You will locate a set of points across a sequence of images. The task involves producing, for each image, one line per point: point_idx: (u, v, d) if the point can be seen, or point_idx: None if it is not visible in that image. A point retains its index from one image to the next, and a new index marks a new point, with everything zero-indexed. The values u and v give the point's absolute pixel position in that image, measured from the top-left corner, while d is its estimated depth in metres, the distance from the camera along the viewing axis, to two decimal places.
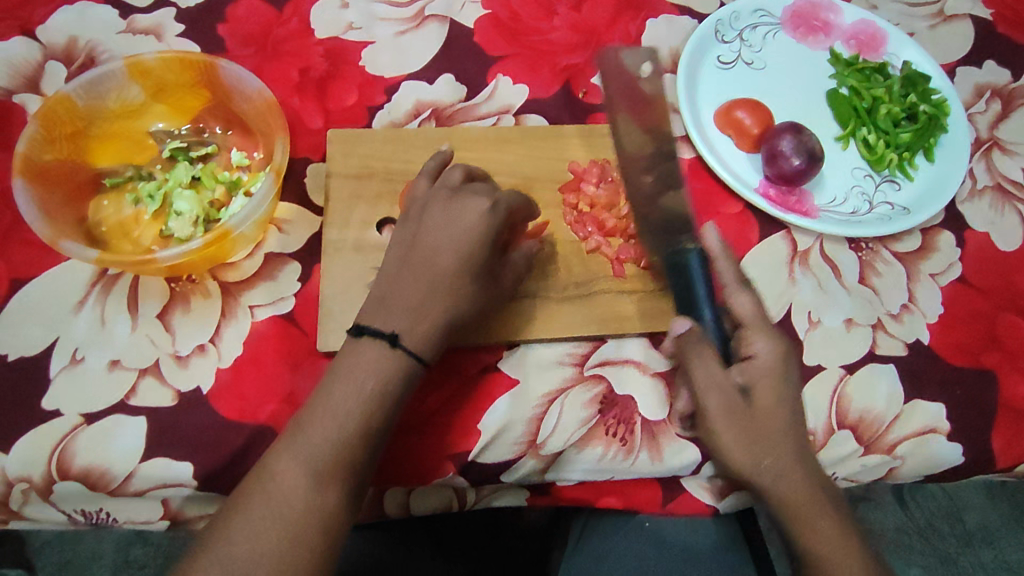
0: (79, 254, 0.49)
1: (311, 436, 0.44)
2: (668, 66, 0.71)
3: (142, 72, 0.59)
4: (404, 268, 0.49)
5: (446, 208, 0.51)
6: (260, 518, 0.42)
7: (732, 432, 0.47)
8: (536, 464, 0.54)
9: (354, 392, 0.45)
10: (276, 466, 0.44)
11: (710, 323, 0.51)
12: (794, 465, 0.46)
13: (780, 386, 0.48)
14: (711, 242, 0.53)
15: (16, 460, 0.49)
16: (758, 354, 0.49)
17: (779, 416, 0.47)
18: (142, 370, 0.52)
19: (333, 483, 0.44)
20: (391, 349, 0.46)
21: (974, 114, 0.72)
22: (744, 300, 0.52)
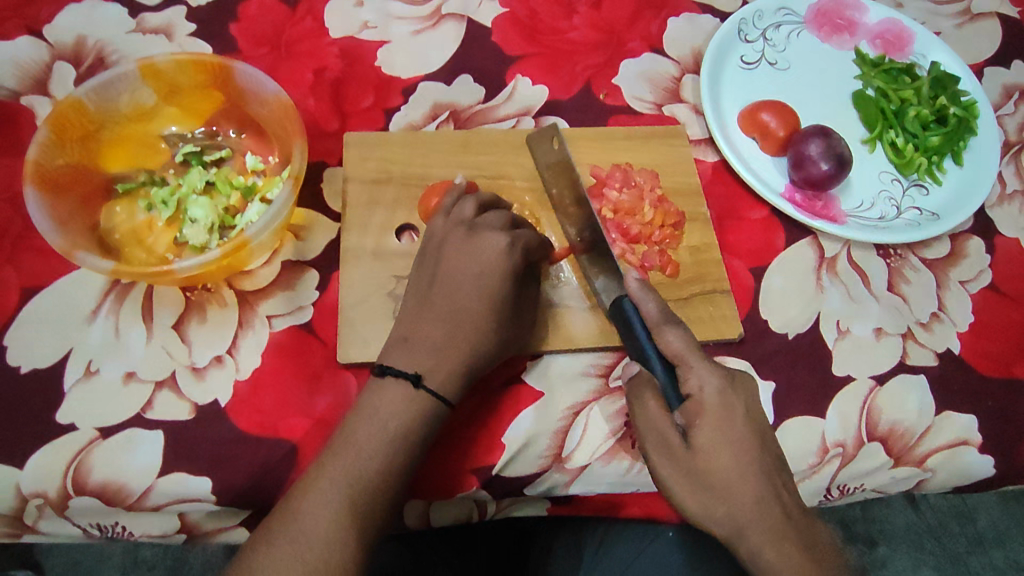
0: (93, 265, 0.48)
1: (334, 474, 0.44)
2: (690, 66, 0.70)
3: (154, 74, 0.57)
4: (424, 308, 0.50)
5: (465, 247, 0.52)
6: (283, 559, 0.41)
7: (677, 478, 0.44)
8: (561, 478, 0.53)
9: (378, 433, 0.46)
10: (298, 504, 0.43)
11: (661, 370, 0.48)
12: (752, 512, 0.42)
13: (722, 424, 0.43)
14: (632, 286, 0.49)
15: (31, 476, 0.48)
16: (696, 392, 0.45)
17: (720, 458, 0.43)
18: (158, 382, 0.51)
19: (356, 519, 0.43)
20: (413, 389, 0.47)
21: (1002, 116, 0.70)
22: (671, 337, 0.47)
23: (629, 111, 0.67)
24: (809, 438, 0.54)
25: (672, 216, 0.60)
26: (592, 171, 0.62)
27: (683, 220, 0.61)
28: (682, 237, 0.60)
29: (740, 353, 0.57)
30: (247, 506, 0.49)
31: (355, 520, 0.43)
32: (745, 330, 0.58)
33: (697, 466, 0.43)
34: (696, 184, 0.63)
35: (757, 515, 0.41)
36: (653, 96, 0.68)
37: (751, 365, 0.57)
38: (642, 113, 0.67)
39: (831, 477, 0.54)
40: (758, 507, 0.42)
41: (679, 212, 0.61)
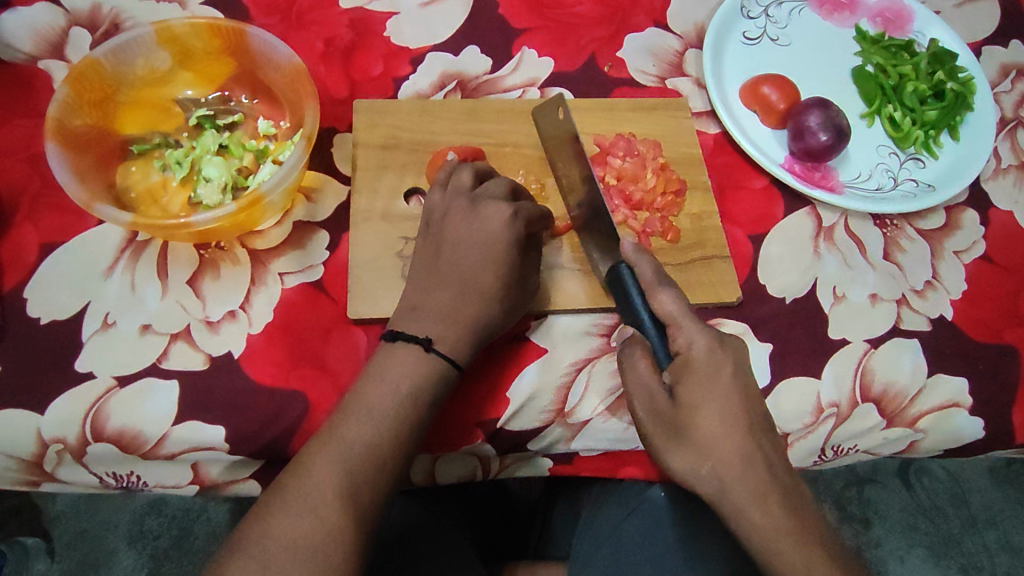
0: (113, 218, 0.49)
1: (348, 434, 0.45)
2: (693, 41, 0.71)
3: (170, 38, 0.58)
4: (430, 279, 0.52)
5: (468, 217, 0.53)
6: (298, 514, 0.42)
7: (664, 433, 0.46)
8: (564, 432, 0.55)
9: (389, 393, 0.47)
10: (310, 462, 0.44)
11: (653, 332, 0.50)
12: (732, 461, 0.43)
13: (709, 384, 0.45)
14: (626, 249, 0.51)
15: (51, 422, 0.49)
16: (684, 349, 0.47)
17: (704, 414, 0.44)
18: (173, 334, 0.52)
19: (369, 476, 0.44)
20: (424, 352, 0.48)
21: (999, 93, 0.71)
22: (664, 297, 0.49)
23: (632, 84, 0.68)
24: (805, 399, 0.56)
25: (674, 183, 0.62)
26: (596, 140, 0.63)
27: (685, 188, 0.62)
28: (684, 204, 0.62)
29: (738, 316, 0.59)
30: (260, 455, 0.51)
31: (368, 478, 0.44)
32: (743, 295, 0.60)
33: (682, 422, 0.45)
34: (697, 154, 0.64)
35: (740, 471, 0.43)
36: (657, 69, 0.69)
37: (749, 328, 0.58)
38: (645, 86, 0.68)
39: (825, 436, 0.56)
40: (745, 466, 0.43)
41: (681, 180, 0.62)
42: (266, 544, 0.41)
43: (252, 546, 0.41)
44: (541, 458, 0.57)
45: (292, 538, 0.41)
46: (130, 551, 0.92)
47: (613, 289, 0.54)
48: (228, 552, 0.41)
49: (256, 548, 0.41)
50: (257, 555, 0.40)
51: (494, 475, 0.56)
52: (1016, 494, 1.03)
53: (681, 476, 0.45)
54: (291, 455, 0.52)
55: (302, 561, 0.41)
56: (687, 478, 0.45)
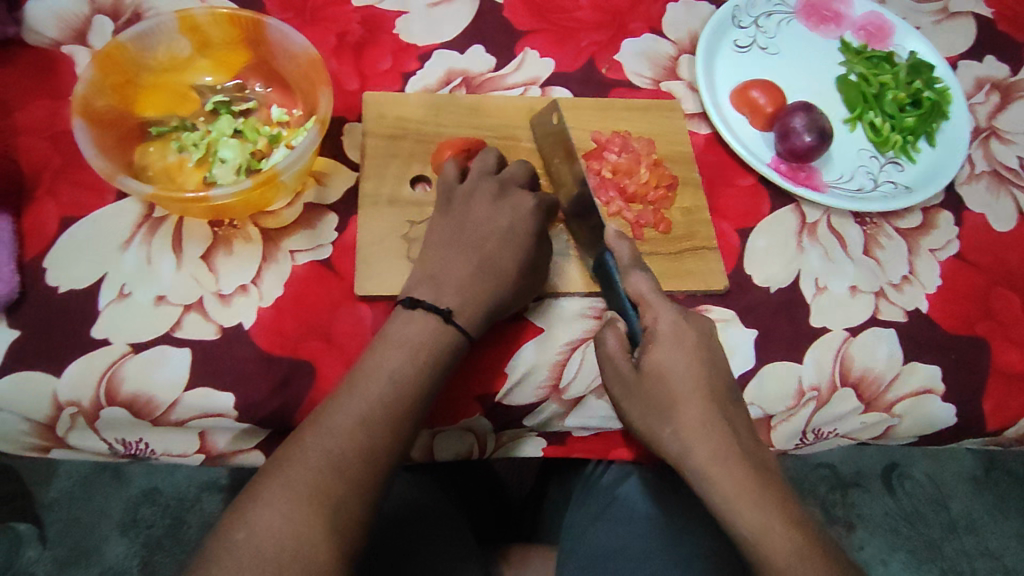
0: (135, 190, 0.52)
1: (367, 394, 0.47)
2: (686, 47, 0.75)
3: (192, 26, 0.61)
4: (453, 250, 0.55)
5: (493, 202, 0.57)
6: (319, 468, 0.43)
7: (632, 402, 0.51)
8: (559, 408, 0.58)
9: (408, 357, 0.49)
10: (331, 418, 0.46)
11: (630, 310, 0.54)
12: (696, 430, 0.47)
13: (675, 351, 0.50)
14: (609, 236, 0.54)
15: (67, 385, 0.51)
16: (652, 325, 0.51)
17: (668, 380, 0.49)
18: (186, 306, 0.55)
19: (386, 434, 0.46)
20: (444, 323, 0.51)
21: (973, 104, 0.75)
22: (638, 278, 0.53)
23: (628, 85, 0.72)
24: (787, 382, 0.59)
25: (666, 178, 0.65)
26: (594, 137, 0.66)
27: (676, 183, 0.65)
28: (675, 198, 0.65)
29: (726, 304, 0.62)
30: (267, 424, 0.54)
31: (384, 436, 0.46)
32: (730, 284, 0.63)
33: (648, 386, 0.50)
34: (689, 152, 0.68)
35: (702, 435, 0.47)
36: (652, 73, 0.73)
37: (735, 315, 0.61)
38: (640, 87, 0.72)
39: (805, 419, 0.59)
40: (707, 430, 0.47)
41: (673, 176, 0.65)
42: (287, 496, 0.42)
43: (274, 495, 0.42)
44: (536, 436, 0.60)
45: (313, 491, 0.43)
46: (122, 539, 0.93)
47: (597, 278, 0.58)
48: (248, 501, 0.42)
49: (277, 498, 0.42)
50: (280, 505, 0.42)
51: (490, 453, 0.59)
52: (995, 500, 1.06)
53: (648, 440, 0.50)
54: (296, 424, 0.54)
55: (323, 512, 0.42)
56: (654, 441, 0.50)
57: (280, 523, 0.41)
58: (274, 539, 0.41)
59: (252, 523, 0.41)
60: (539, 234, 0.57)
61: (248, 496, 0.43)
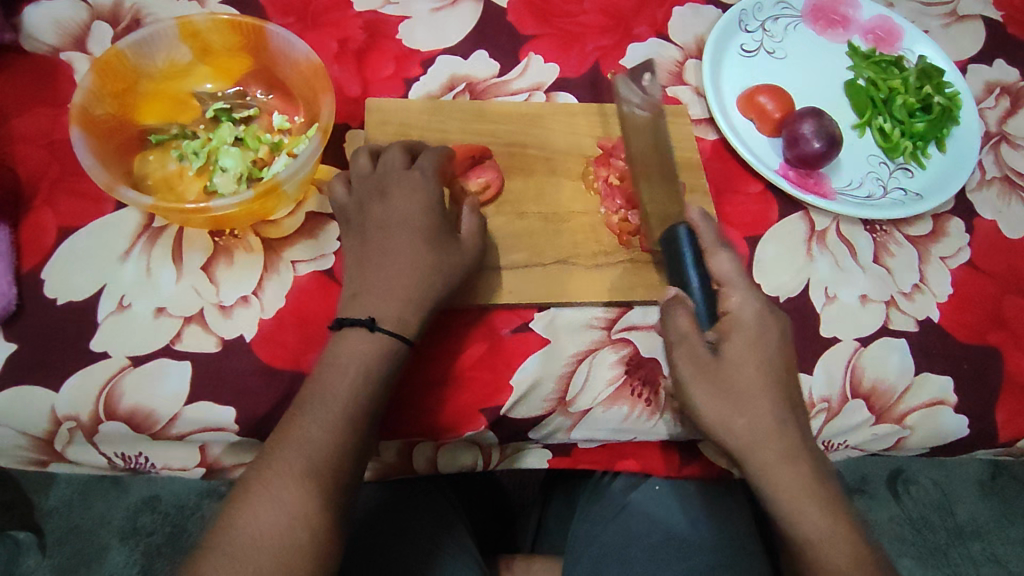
0: (134, 201, 0.51)
1: (306, 422, 0.46)
2: (693, 51, 0.74)
3: (192, 33, 0.60)
4: (365, 264, 0.53)
5: (382, 195, 0.54)
6: (262, 504, 0.43)
7: (705, 389, 0.48)
8: (565, 421, 0.57)
9: (358, 352, 0.49)
10: (273, 451, 0.45)
11: (699, 288, 0.50)
12: (772, 428, 0.47)
13: (756, 344, 0.49)
14: (694, 212, 0.52)
15: (65, 399, 0.50)
16: (736, 310, 0.50)
17: (749, 369, 0.48)
18: (187, 318, 0.54)
19: (332, 457, 0.45)
20: (369, 331, 0.49)
21: (984, 109, 0.74)
22: (722, 258, 0.51)
23: None
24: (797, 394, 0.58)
25: None
26: (599, 143, 0.66)
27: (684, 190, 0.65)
28: None
29: None
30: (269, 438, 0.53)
31: (329, 459, 0.45)
32: None
33: (727, 375, 0.48)
34: (696, 158, 0.67)
35: (776, 432, 0.47)
36: (658, 78, 0.72)
37: None
38: None
39: (816, 431, 0.58)
40: (780, 427, 0.47)
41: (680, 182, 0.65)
42: (234, 539, 0.42)
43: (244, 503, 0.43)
44: (542, 448, 0.59)
45: (259, 528, 0.42)
46: (123, 547, 0.92)
47: (662, 244, 0.54)
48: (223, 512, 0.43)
49: (222, 542, 0.41)
50: (225, 550, 0.41)
51: (494, 466, 0.59)
52: (1001, 506, 1.04)
53: (710, 428, 0.49)
54: None
55: (271, 549, 0.42)
56: (718, 430, 0.48)
57: (226, 567, 0.40)
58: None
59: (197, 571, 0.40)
60: (435, 234, 0.53)
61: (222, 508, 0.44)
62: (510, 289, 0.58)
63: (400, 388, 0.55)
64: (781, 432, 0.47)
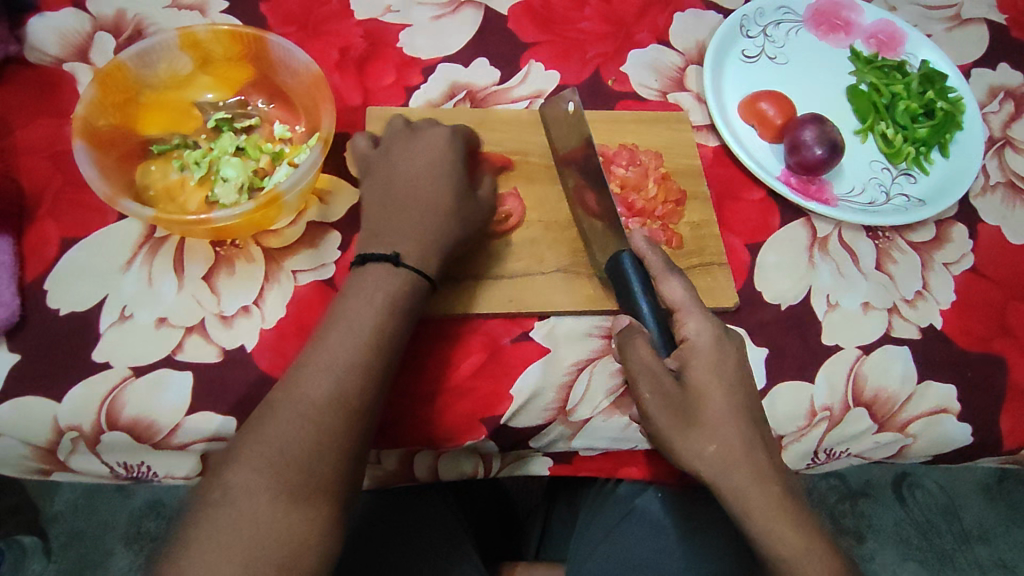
0: (136, 212, 0.51)
1: (313, 372, 0.45)
2: (694, 57, 0.74)
3: (193, 43, 0.61)
4: (391, 210, 0.54)
5: (411, 141, 0.58)
6: (264, 448, 0.42)
7: (670, 419, 0.49)
8: (565, 430, 0.57)
9: (350, 338, 0.47)
10: (279, 398, 0.45)
11: (652, 319, 0.53)
12: (738, 451, 0.47)
13: (715, 367, 0.49)
14: (638, 242, 0.55)
15: (67, 410, 0.51)
16: (692, 336, 0.50)
17: (708, 393, 0.48)
18: (188, 328, 0.54)
19: (333, 432, 0.44)
20: (393, 267, 0.50)
21: (987, 114, 0.74)
22: (674, 285, 0.53)
23: (635, 97, 0.71)
24: (799, 403, 0.58)
25: (674, 193, 0.64)
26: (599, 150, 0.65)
27: (684, 197, 0.64)
28: (684, 213, 0.64)
29: (736, 321, 0.61)
30: None
31: (334, 411, 0.44)
32: (740, 300, 0.62)
33: (692, 401, 0.48)
34: (697, 165, 0.67)
35: (742, 456, 0.47)
36: (659, 84, 0.72)
37: (746, 332, 0.60)
38: (647, 99, 0.71)
39: (818, 439, 0.58)
40: (749, 453, 0.47)
41: (681, 189, 0.65)
42: (233, 507, 0.40)
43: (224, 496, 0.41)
44: (543, 456, 0.59)
45: (235, 523, 0.40)
46: (128, 552, 0.92)
47: (611, 280, 0.56)
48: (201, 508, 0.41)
49: (222, 482, 0.42)
50: (224, 490, 0.41)
51: (495, 474, 0.59)
52: (1008, 510, 1.04)
53: (684, 459, 0.48)
54: None
55: (268, 492, 0.41)
56: (689, 459, 0.48)
57: (224, 506, 0.41)
58: (214, 519, 0.40)
59: (196, 510, 0.41)
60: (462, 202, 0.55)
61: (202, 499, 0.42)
62: (510, 298, 0.58)
63: (395, 398, 0.55)
64: (749, 454, 0.47)
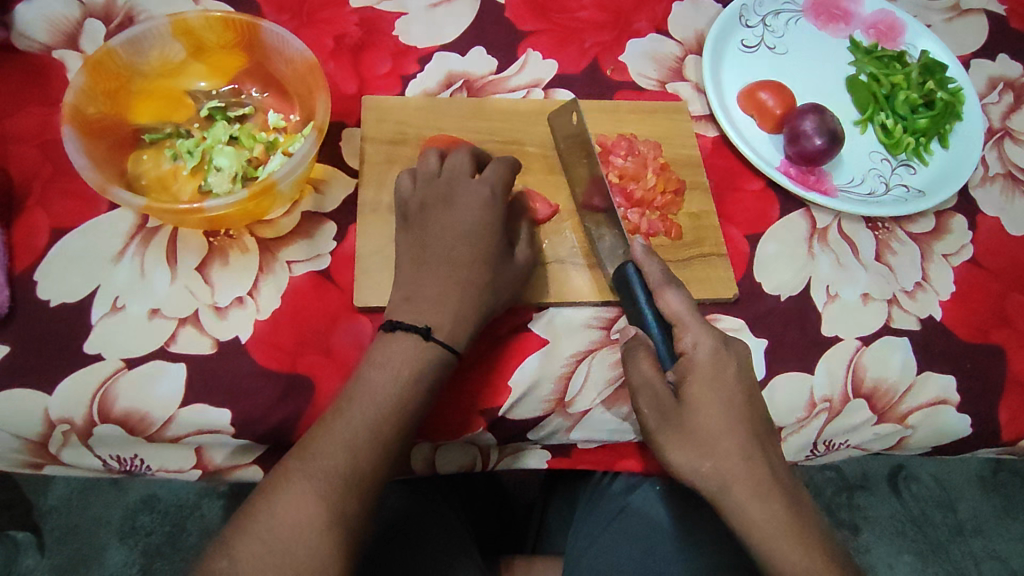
0: (127, 202, 0.50)
1: (353, 418, 0.46)
2: (693, 47, 0.73)
3: (185, 30, 0.60)
4: (421, 268, 0.53)
5: (448, 207, 0.54)
6: (302, 499, 0.42)
7: (667, 431, 0.48)
8: (564, 422, 0.56)
9: (390, 375, 0.48)
10: (317, 443, 0.45)
11: (658, 331, 0.53)
12: (738, 467, 0.46)
13: (716, 380, 0.48)
14: (637, 250, 0.54)
15: (59, 402, 0.50)
16: (690, 350, 0.50)
17: (708, 409, 0.47)
18: (182, 319, 0.53)
19: (368, 463, 0.45)
20: (424, 340, 0.49)
21: (987, 105, 0.74)
22: (671, 297, 0.52)
23: (633, 87, 0.70)
24: (798, 394, 0.58)
25: (673, 182, 0.63)
26: (598, 140, 0.65)
27: (684, 188, 0.64)
28: (683, 203, 0.64)
29: (735, 312, 0.61)
30: (264, 439, 0.52)
31: (371, 460, 0.45)
32: (740, 292, 0.61)
33: (689, 416, 0.48)
34: (696, 156, 0.66)
35: (744, 471, 0.46)
36: (658, 74, 0.71)
37: (745, 324, 0.60)
38: (646, 89, 0.70)
39: (817, 431, 0.58)
40: (747, 465, 0.46)
41: (680, 180, 0.64)
42: (270, 532, 0.41)
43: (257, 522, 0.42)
44: (541, 448, 0.58)
45: (270, 549, 0.41)
46: (122, 547, 0.91)
47: (617, 288, 0.56)
48: (233, 530, 0.42)
49: (261, 525, 0.42)
50: (264, 535, 0.41)
51: (492, 467, 0.58)
52: (1002, 502, 1.04)
53: (681, 474, 0.48)
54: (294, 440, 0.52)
55: (308, 540, 0.42)
56: (687, 474, 0.47)
57: (263, 555, 0.41)
58: (255, 566, 0.40)
59: (233, 557, 0.41)
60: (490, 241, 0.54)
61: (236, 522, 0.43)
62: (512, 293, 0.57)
63: None
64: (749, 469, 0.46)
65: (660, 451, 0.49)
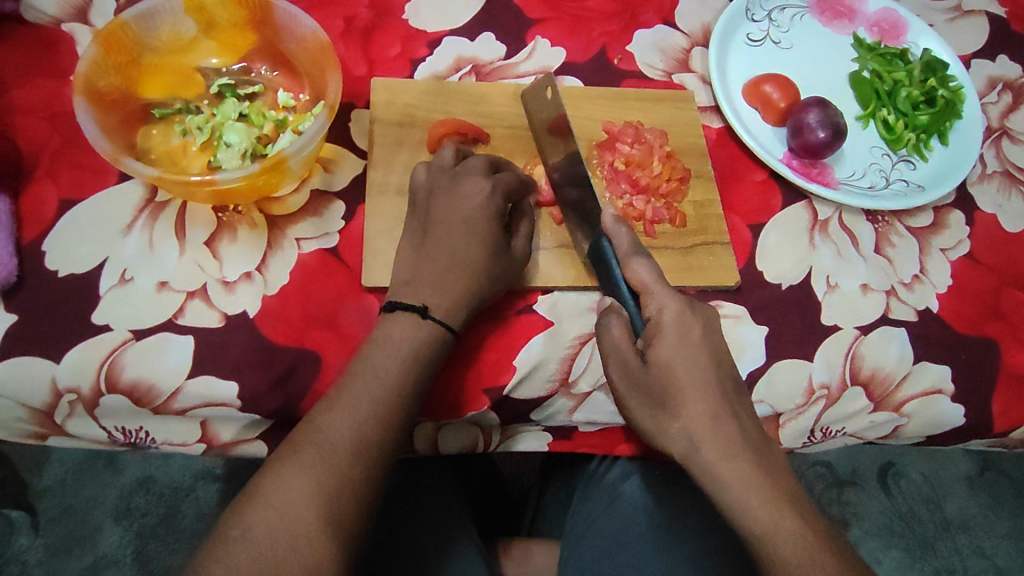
0: (139, 172, 0.50)
1: (356, 393, 0.47)
2: (699, 39, 0.74)
3: (197, 6, 0.60)
4: (426, 250, 0.53)
5: (451, 193, 0.55)
6: (310, 470, 0.43)
7: (638, 397, 0.49)
8: (567, 403, 0.57)
9: (392, 354, 0.48)
10: (321, 417, 0.46)
11: (630, 300, 0.51)
12: (706, 429, 0.45)
13: (681, 344, 0.47)
14: (605, 219, 0.51)
15: (66, 371, 0.50)
16: (655, 315, 0.48)
17: (674, 376, 0.46)
18: (190, 292, 0.54)
19: (374, 436, 0.46)
20: (420, 319, 0.50)
21: (986, 104, 0.75)
22: (638, 265, 0.50)
23: (640, 76, 0.71)
24: (797, 380, 0.59)
25: (678, 171, 0.64)
26: (605, 127, 0.65)
27: (688, 176, 0.65)
28: (687, 192, 0.64)
29: (736, 300, 0.61)
30: (271, 414, 0.53)
31: (376, 432, 0.46)
32: (741, 280, 0.62)
33: (654, 381, 0.47)
34: (700, 145, 0.67)
35: (711, 430, 0.45)
36: (665, 64, 0.72)
37: (747, 311, 0.61)
38: (653, 79, 0.71)
39: (814, 418, 0.59)
40: (713, 425, 0.45)
41: (685, 168, 0.65)
42: (278, 502, 0.42)
43: (266, 493, 0.42)
44: (541, 430, 0.59)
45: (280, 519, 0.41)
46: (116, 527, 0.91)
47: (596, 263, 0.55)
48: (242, 501, 0.43)
49: (271, 497, 0.42)
50: (274, 505, 0.42)
51: (494, 448, 0.59)
52: (987, 500, 1.06)
53: (654, 436, 0.49)
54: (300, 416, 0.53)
55: (317, 510, 0.42)
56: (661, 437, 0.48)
57: (275, 524, 0.41)
58: (269, 533, 0.41)
59: (246, 525, 0.41)
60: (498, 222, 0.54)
61: (245, 492, 0.43)
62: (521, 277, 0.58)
63: None
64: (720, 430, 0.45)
65: (634, 414, 0.50)
